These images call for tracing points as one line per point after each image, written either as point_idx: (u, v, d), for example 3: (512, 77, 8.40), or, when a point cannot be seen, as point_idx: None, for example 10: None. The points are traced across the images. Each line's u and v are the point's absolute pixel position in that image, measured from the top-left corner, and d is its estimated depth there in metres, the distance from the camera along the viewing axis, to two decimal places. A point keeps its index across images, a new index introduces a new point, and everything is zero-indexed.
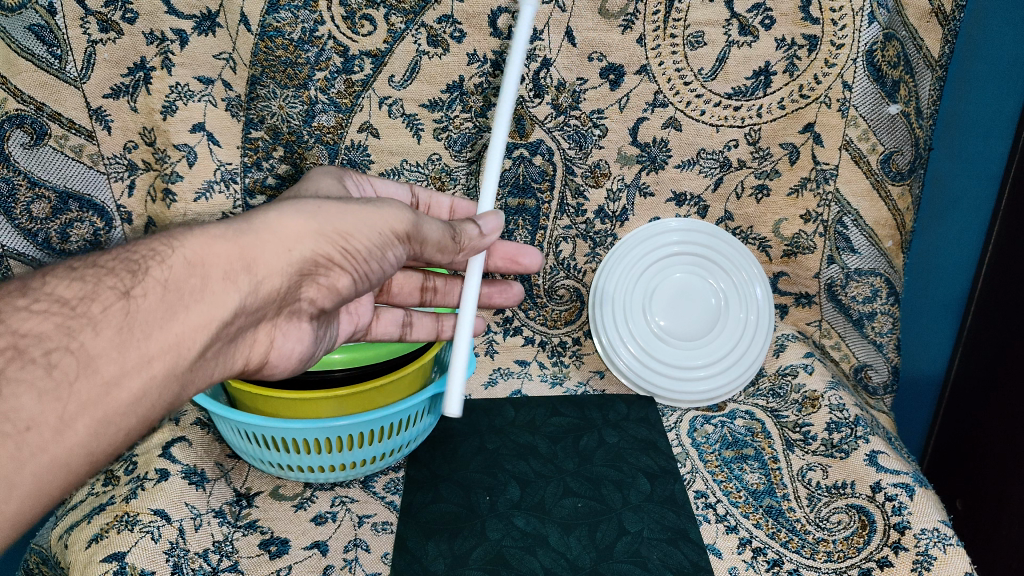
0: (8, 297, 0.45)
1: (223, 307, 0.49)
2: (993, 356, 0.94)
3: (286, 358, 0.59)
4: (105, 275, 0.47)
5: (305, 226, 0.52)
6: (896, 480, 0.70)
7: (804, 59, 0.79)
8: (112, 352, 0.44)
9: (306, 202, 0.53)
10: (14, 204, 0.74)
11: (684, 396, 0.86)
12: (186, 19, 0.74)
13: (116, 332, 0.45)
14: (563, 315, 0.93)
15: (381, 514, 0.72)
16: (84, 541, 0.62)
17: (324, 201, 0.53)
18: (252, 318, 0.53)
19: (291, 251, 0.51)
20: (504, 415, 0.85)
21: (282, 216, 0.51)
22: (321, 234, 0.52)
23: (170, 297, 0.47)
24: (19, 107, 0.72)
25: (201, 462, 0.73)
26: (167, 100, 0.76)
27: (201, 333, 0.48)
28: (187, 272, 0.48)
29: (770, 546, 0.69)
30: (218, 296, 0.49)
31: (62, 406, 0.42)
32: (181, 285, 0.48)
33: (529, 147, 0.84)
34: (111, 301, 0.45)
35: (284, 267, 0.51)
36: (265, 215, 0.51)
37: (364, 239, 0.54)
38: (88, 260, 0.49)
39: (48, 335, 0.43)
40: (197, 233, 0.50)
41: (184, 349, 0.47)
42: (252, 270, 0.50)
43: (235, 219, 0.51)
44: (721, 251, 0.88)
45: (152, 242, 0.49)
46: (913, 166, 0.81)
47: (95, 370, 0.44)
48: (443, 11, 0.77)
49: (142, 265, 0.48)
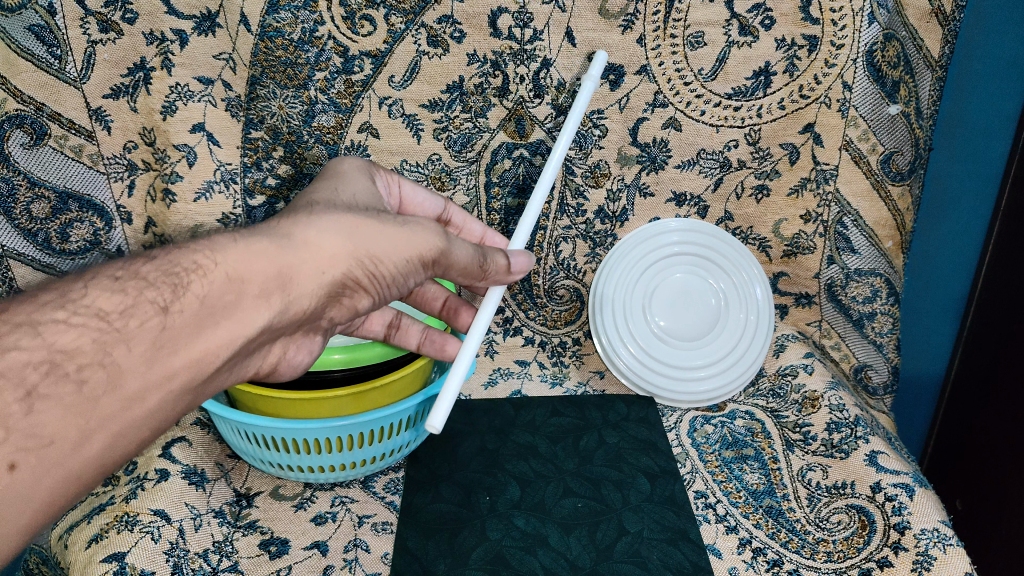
0: (43, 307, 0.42)
1: (253, 326, 0.47)
2: (993, 364, 0.94)
3: (293, 370, 0.58)
4: (145, 287, 0.44)
5: (341, 246, 0.50)
6: (896, 480, 0.70)
7: (804, 59, 0.79)
8: (139, 367, 0.43)
9: (344, 219, 0.50)
10: (14, 204, 0.74)
11: (684, 396, 0.86)
12: (186, 20, 0.74)
13: (148, 348, 0.43)
14: (563, 315, 0.93)
15: (381, 514, 0.72)
16: (84, 541, 0.62)
17: (361, 219, 0.51)
18: (276, 334, 0.51)
19: (324, 273, 0.49)
20: (504, 415, 0.85)
21: (319, 234, 0.49)
22: (356, 256, 0.50)
23: (203, 314, 0.45)
24: (20, 107, 0.72)
25: (201, 462, 0.73)
26: (168, 100, 0.76)
27: (227, 351, 0.47)
28: (224, 290, 0.46)
29: (770, 546, 0.69)
30: (250, 315, 0.47)
31: (84, 421, 0.41)
32: (216, 302, 0.46)
33: (529, 147, 0.84)
34: (148, 317, 0.43)
35: (316, 288, 0.50)
36: (303, 232, 0.49)
37: (396, 264, 0.52)
38: (130, 268, 0.46)
39: (84, 351, 0.41)
40: (240, 245, 0.47)
41: (208, 365, 0.46)
42: (286, 288, 0.48)
43: (272, 232, 0.49)
44: (721, 252, 0.88)
45: (195, 253, 0.46)
46: (913, 166, 0.81)
47: (119, 386, 0.42)
48: (443, 11, 0.77)
49: (183, 278, 0.45)
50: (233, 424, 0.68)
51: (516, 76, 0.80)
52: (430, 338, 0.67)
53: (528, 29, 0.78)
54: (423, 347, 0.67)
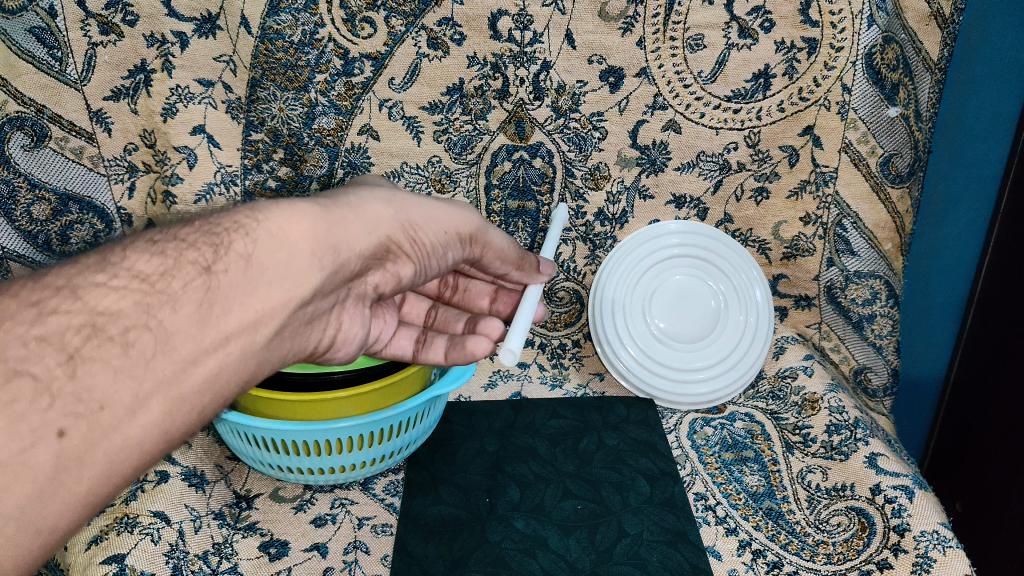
0: (85, 271, 0.44)
1: (305, 286, 0.48)
2: (985, 352, 0.96)
3: (347, 343, 0.59)
4: (186, 249, 0.46)
5: (385, 213, 0.53)
6: (896, 482, 0.71)
7: (803, 62, 0.79)
8: (191, 328, 0.44)
9: (384, 193, 0.55)
10: (14, 206, 0.73)
11: (684, 399, 0.86)
12: (186, 22, 0.74)
13: (195, 309, 0.44)
14: (563, 317, 0.94)
15: (381, 516, 0.72)
16: (83, 543, 0.61)
17: (400, 193, 0.56)
18: (323, 300, 0.52)
19: (371, 234, 0.52)
20: (504, 417, 0.85)
21: (363, 202, 0.53)
22: (399, 223, 0.54)
23: (252, 272, 0.46)
24: (19, 109, 0.71)
25: (201, 464, 0.73)
26: (167, 102, 0.77)
27: (280, 312, 0.47)
28: (273, 247, 0.47)
29: (770, 548, 0.69)
30: (303, 275, 0.48)
31: (138, 383, 0.42)
32: (266, 261, 0.47)
33: (529, 149, 0.85)
34: (191, 277, 0.45)
35: (365, 248, 0.52)
36: (348, 199, 0.52)
37: (435, 234, 0.56)
38: (169, 232, 0.48)
39: (127, 312, 0.42)
40: (284, 206, 0.49)
41: (258, 329, 0.47)
42: (338, 249, 0.50)
43: (317, 199, 0.51)
44: (720, 254, 0.88)
45: (239, 217, 0.48)
46: (912, 168, 0.81)
47: (173, 348, 0.43)
48: (443, 14, 0.77)
49: (224, 238, 0.47)
50: (233, 427, 0.68)
51: (516, 79, 0.81)
52: (455, 343, 0.67)
53: (527, 32, 0.78)
54: (452, 358, 0.67)
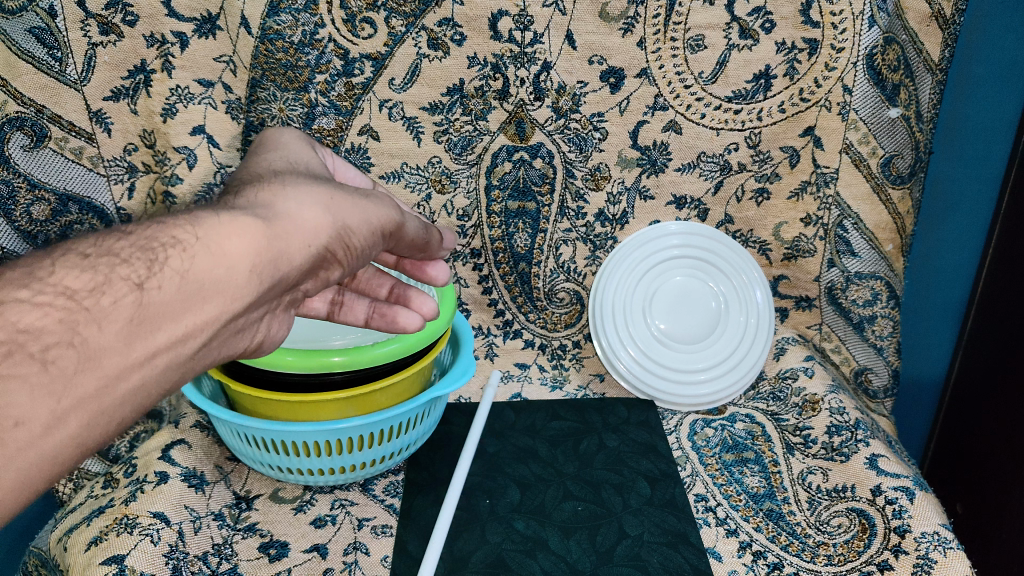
0: (5, 285, 0.36)
1: (241, 302, 0.42)
2: (985, 353, 0.96)
3: (271, 345, 0.52)
4: (117, 262, 0.38)
5: (324, 219, 0.46)
6: (897, 484, 0.71)
7: (805, 63, 0.79)
8: (118, 345, 0.37)
9: (331, 196, 0.48)
10: (14, 207, 0.73)
11: (684, 400, 0.86)
12: (186, 22, 0.74)
13: (125, 325, 0.37)
14: (563, 318, 0.93)
15: (381, 517, 0.72)
16: (83, 543, 0.62)
17: (335, 191, 0.48)
18: (255, 311, 0.46)
19: (314, 246, 0.46)
20: (504, 419, 0.85)
21: (299, 205, 0.45)
22: (344, 234, 0.48)
23: (189, 289, 0.39)
24: (19, 109, 0.70)
25: (200, 465, 0.74)
26: (168, 103, 0.76)
27: (210, 328, 0.41)
28: (215, 263, 0.40)
29: (770, 550, 0.69)
30: (239, 292, 0.42)
31: (56, 401, 0.35)
32: (203, 279, 0.40)
33: (529, 150, 0.84)
34: (124, 292, 0.37)
35: (305, 261, 0.46)
36: (282, 203, 0.45)
37: (373, 245, 0.51)
38: (102, 245, 0.39)
39: (51, 328, 0.35)
40: (226, 217, 0.42)
41: (187, 343, 0.40)
42: (280, 265, 0.44)
43: (254, 206, 0.44)
44: (721, 256, 0.88)
45: (172, 227, 0.40)
46: (913, 169, 0.81)
47: (100, 364, 0.36)
48: (443, 14, 0.77)
49: (162, 253, 0.39)
50: (233, 428, 0.68)
51: (516, 80, 0.80)
52: (378, 312, 0.62)
53: (528, 33, 0.78)
54: (370, 323, 0.63)
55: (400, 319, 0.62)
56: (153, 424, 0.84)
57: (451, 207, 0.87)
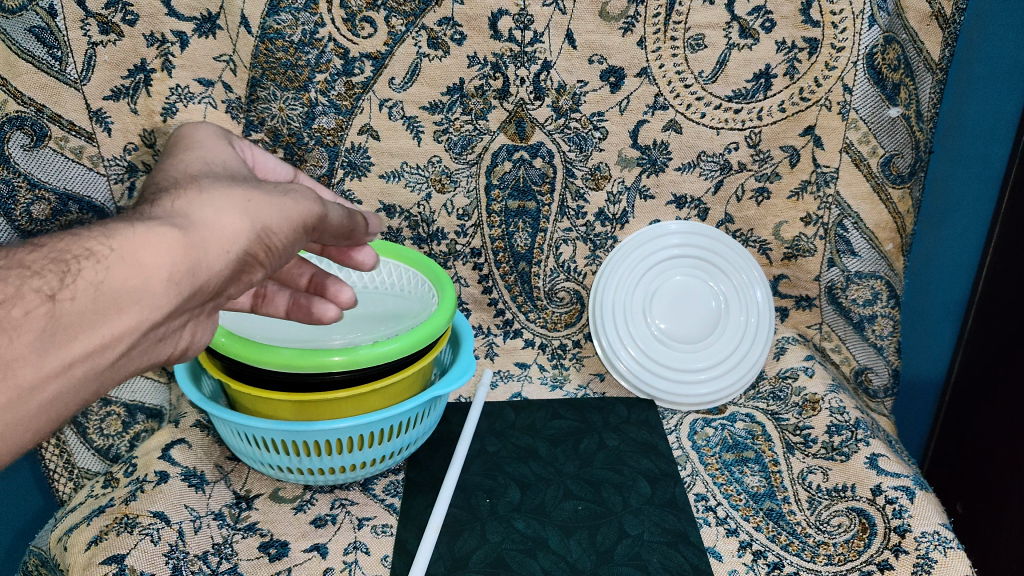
0: None
1: (160, 311, 0.41)
2: (985, 352, 0.96)
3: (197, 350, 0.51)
4: (26, 275, 0.37)
5: (243, 222, 0.45)
6: (897, 484, 0.71)
7: (805, 62, 0.79)
8: (30, 357, 0.36)
9: (250, 195, 0.46)
10: (14, 206, 0.72)
11: (685, 400, 0.86)
12: (186, 22, 0.74)
13: (38, 337, 0.36)
14: (563, 317, 0.93)
15: (381, 517, 0.72)
16: (83, 543, 0.63)
17: (252, 192, 0.46)
18: (178, 318, 0.45)
19: (233, 250, 0.44)
20: (504, 418, 0.85)
21: (217, 210, 0.44)
22: (267, 234, 0.46)
23: (102, 302, 0.38)
24: (19, 109, 0.70)
25: (200, 465, 0.74)
26: (167, 102, 0.77)
27: (129, 339, 0.40)
28: (128, 274, 0.39)
29: (770, 550, 0.69)
30: (156, 301, 0.41)
31: None
32: (119, 289, 0.39)
33: (529, 149, 0.84)
34: (34, 305, 0.36)
35: (225, 266, 0.44)
36: (200, 209, 0.44)
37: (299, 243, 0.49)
38: (10, 255, 0.38)
39: None
40: (138, 227, 0.40)
41: (105, 354, 0.40)
42: (198, 272, 0.42)
43: (170, 214, 0.42)
44: (721, 255, 0.88)
45: (87, 239, 0.39)
46: (913, 169, 0.81)
47: (9, 377, 0.36)
48: (443, 13, 0.77)
49: (73, 265, 0.38)
50: (234, 427, 0.68)
51: (516, 79, 0.80)
52: (297, 304, 0.63)
53: (528, 32, 0.78)
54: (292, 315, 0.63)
55: (317, 310, 0.62)
56: (153, 424, 0.84)
57: (451, 206, 0.87)
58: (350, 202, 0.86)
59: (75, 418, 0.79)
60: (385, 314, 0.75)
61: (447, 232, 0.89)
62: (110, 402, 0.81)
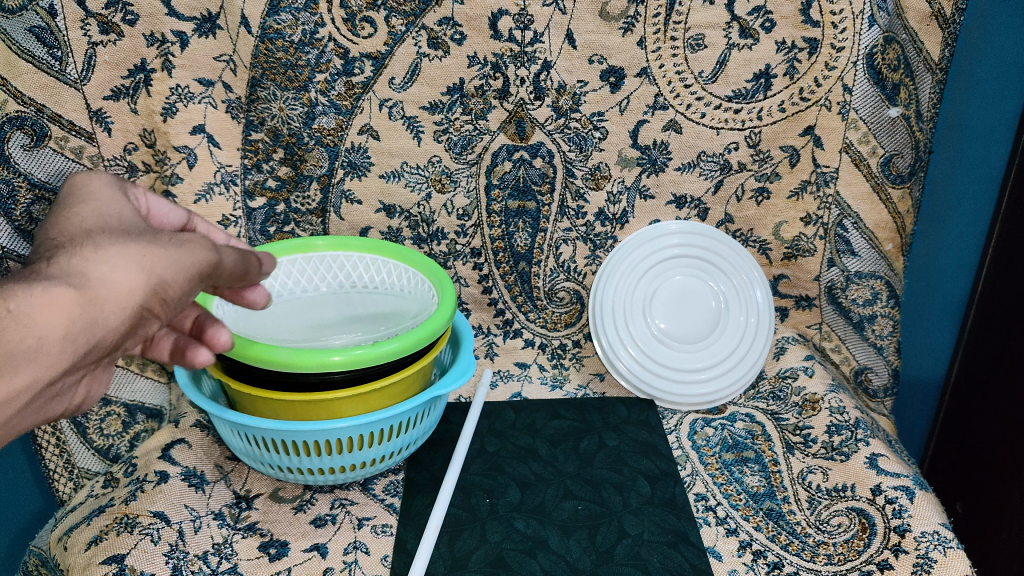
0: None
1: (55, 370, 0.39)
2: (985, 352, 0.96)
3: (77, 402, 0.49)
4: None
5: (139, 277, 0.41)
6: (897, 484, 0.71)
7: (805, 62, 0.79)
8: None
9: (151, 245, 0.42)
10: (14, 206, 0.72)
11: (685, 400, 0.86)
12: (186, 21, 0.74)
13: None
14: (563, 317, 0.93)
15: (381, 516, 0.72)
16: (83, 543, 0.64)
17: (151, 243, 0.42)
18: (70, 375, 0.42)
19: (131, 306, 0.41)
20: (504, 418, 0.85)
21: (115, 266, 0.40)
22: (167, 288, 0.42)
23: None
24: (19, 109, 0.70)
25: (200, 464, 0.74)
26: (167, 102, 0.77)
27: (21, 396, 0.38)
28: (21, 336, 0.36)
29: (770, 549, 0.69)
30: (50, 360, 0.38)
31: None
32: (11, 351, 0.36)
33: (529, 149, 0.84)
34: None
35: (122, 322, 0.41)
36: (96, 265, 0.40)
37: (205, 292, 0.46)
38: None
39: None
40: (31, 288, 0.37)
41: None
42: (96, 330, 0.40)
43: (65, 271, 0.39)
44: (721, 254, 0.88)
45: None
46: (913, 169, 0.81)
47: None
48: (443, 13, 0.77)
49: None
50: (234, 427, 0.68)
51: (516, 79, 0.80)
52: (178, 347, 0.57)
53: (528, 32, 0.78)
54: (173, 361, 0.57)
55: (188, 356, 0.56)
56: (153, 424, 0.84)
57: (451, 206, 0.87)
58: (350, 201, 0.86)
59: (75, 418, 0.79)
60: (383, 316, 0.76)
61: (447, 232, 0.89)
62: (110, 402, 0.81)
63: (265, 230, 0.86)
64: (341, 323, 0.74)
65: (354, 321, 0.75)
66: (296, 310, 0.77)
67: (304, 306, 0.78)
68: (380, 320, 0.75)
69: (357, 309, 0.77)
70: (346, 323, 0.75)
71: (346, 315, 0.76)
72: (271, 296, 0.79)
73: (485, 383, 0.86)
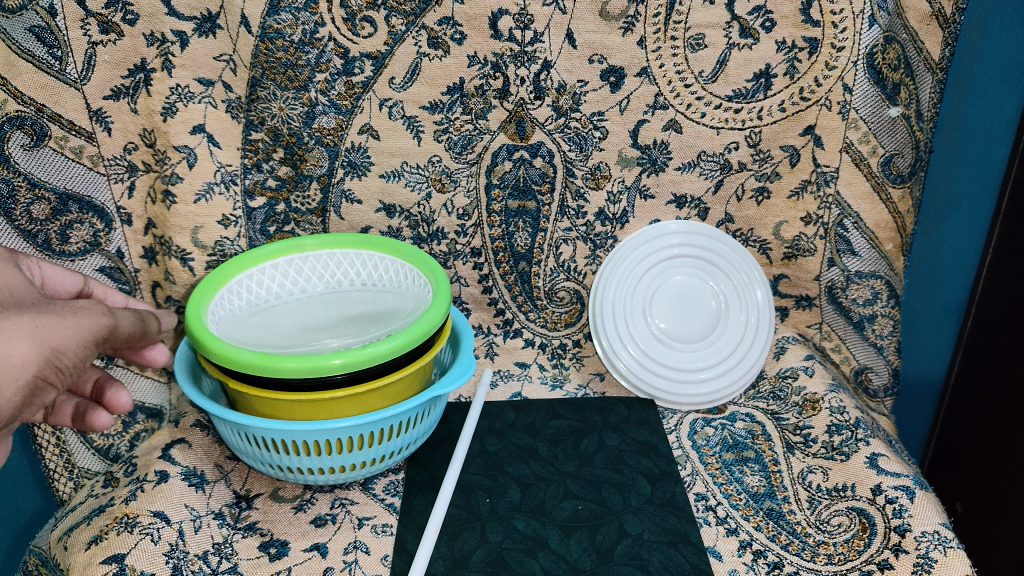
0: None
1: None
2: (985, 352, 0.96)
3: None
4: None
5: (32, 349, 0.48)
6: (897, 483, 0.71)
7: (805, 62, 0.79)
8: None
9: (26, 321, 0.49)
10: (14, 206, 0.73)
11: (685, 400, 0.86)
12: (186, 21, 0.74)
13: None
14: (563, 317, 0.93)
15: (381, 516, 0.72)
16: (83, 543, 0.64)
17: (40, 317, 0.50)
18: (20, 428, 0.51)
19: (22, 375, 0.48)
20: (504, 418, 0.85)
21: (5, 340, 0.47)
22: (56, 353, 0.50)
23: None
24: (19, 108, 0.70)
25: (201, 464, 0.74)
26: (167, 102, 0.76)
27: None
28: None
29: (770, 549, 0.69)
30: None
31: None
32: None
33: (529, 149, 0.84)
34: None
35: (19, 392, 0.48)
36: None
37: (76, 356, 0.51)
38: None
39: None
40: None
41: None
42: None
43: None
44: (720, 254, 0.88)
45: None
46: (913, 169, 0.81)
47: None
48: (443, 13, 0.77)
49: None
50: (234, 427, 0.68)
51: (516, 79, 0.80)
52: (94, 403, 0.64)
53: (528, 31, 0.78)
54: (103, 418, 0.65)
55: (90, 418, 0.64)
56: (153, 424, 0.84)
57: (451, 206, 0.87)
58: (350, 201, 0.86)
59: None
60: (381, 314, 0.76)
61: (447, 232, 0.89)
62: None
63: (265, 230, 0.86)
64: (340, 324, 0.75)
65: (352, 321, 0.75)
66: (295, 312, 0.78)
67: (303, 307, 0.78)
68: (378, 319, 0.75)
69: (356, 309, 0.78)
70: (342, 324, 0.75)
71: (345, 315, 0.77)
72: (269, 298, 0.80)
73: (485, 382, 0.86)
